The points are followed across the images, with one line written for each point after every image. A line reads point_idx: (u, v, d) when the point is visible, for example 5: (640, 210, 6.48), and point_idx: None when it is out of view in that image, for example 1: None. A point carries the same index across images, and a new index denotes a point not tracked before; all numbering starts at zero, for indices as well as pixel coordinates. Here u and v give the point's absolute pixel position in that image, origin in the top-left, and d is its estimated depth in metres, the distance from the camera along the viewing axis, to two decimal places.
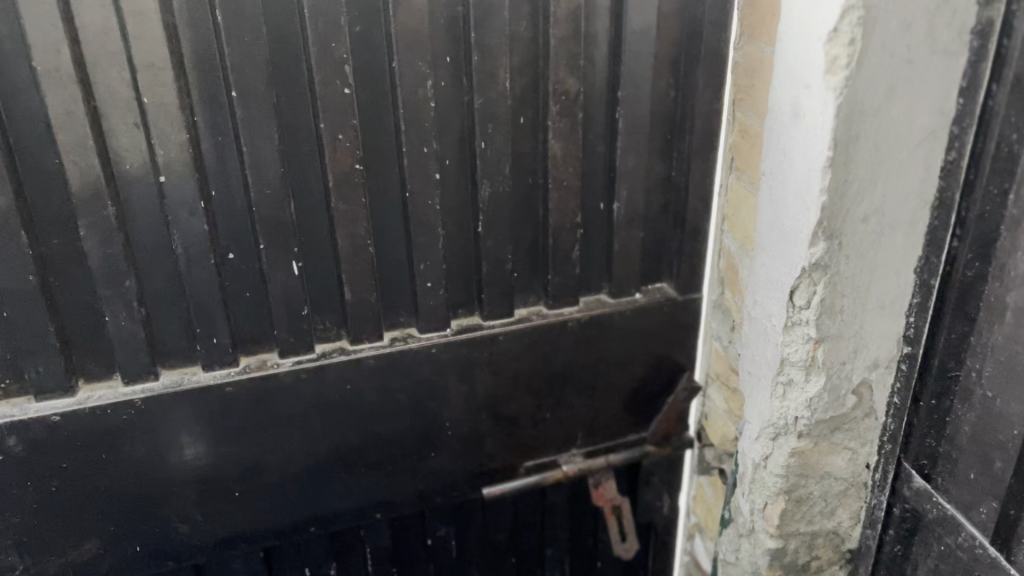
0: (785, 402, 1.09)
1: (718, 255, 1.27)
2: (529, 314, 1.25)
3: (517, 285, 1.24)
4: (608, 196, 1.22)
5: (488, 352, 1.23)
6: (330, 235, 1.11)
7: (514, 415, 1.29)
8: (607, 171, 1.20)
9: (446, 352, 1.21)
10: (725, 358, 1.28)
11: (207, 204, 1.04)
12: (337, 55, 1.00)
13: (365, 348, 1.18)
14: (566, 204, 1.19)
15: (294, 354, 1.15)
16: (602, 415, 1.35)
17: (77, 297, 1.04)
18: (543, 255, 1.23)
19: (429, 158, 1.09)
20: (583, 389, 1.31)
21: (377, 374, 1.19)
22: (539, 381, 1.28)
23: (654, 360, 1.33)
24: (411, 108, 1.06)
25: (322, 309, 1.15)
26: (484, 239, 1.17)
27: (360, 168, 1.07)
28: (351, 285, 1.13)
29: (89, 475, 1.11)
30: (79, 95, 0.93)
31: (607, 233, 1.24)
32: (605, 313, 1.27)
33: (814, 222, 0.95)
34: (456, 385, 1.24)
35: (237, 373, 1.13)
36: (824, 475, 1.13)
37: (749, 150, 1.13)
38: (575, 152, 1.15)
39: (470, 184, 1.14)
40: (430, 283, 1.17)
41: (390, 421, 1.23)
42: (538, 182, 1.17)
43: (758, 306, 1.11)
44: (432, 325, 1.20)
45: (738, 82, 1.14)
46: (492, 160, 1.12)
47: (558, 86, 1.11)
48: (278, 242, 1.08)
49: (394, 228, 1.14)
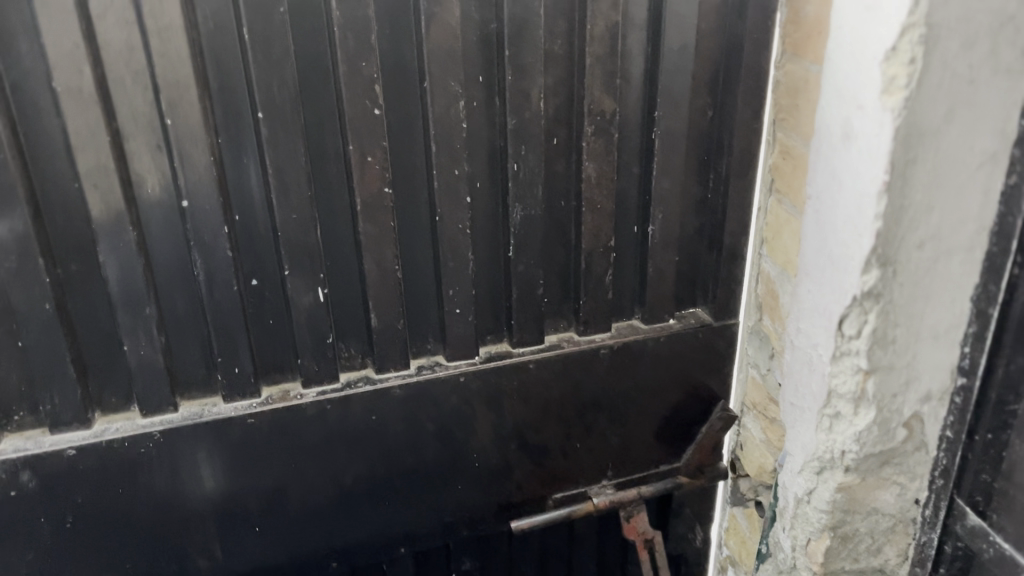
0: (833, 435, 1.05)
1: (756, 279, 1.23)
2: (560, 341, 1.21)
3: (547, 310, 1.20)
4: (643, 218, 1.17)
5: (518, 380, 1.19)
6: (358, 259, 1.07)
7: (544, 445, 1.25)
8: (641, 193, 1.16)
9: (474, 381, 1.16)
10: (763, 387, 1.23)
11: (230, 228, 1.00)
12: (367, 74, 0.96)
13: (391, 377, 1.13)
14: (600, 227, 1.14)
15: (317, 384, 1.11)
16: (634, 445, 1.30)
17: (96, 325, 1.00)
18: (575, 280, 1.18)
19: (460, 180, 1.05)
20: (615, 419, 1.27)
21: (404, 404, 1.14)
22: (570, 411, 1.24)
23: (688, 388, 1.29)
24: (442, 128, 1.02)
25: (347, 336, 1.11)
26: (515, 263, 1.13)
27: (388, 190, 1.03)
28: (378, 311, 1.09)
29: (106, 510, 1.06)
30: (100, 116, 0.90)
31: (641, 257, 1.20)
32: (638, 340, 1.22)
33: (867, 249, 0.91)
34: (485, 415, 1.19)
35: (258, 404, 1.09)
36: (871, 511, 1.08)
37: (791, 172, 1.09)
38: (610, 174, 1.11)
39: (501, 207, 1.10)
40: (459, 309, 1.13)
41: (416, 451, 1.18)
42: (571, 205, 1.13)
43: (803, 334, 1.07)
44: (460, 353, 1.16)
45: (780, 102, 1.10)
46: (525, 181, 1.08)
47: (593, 105, 1.07)
48: (303, 268, 1.04)
49: (423, 251, 1.10)
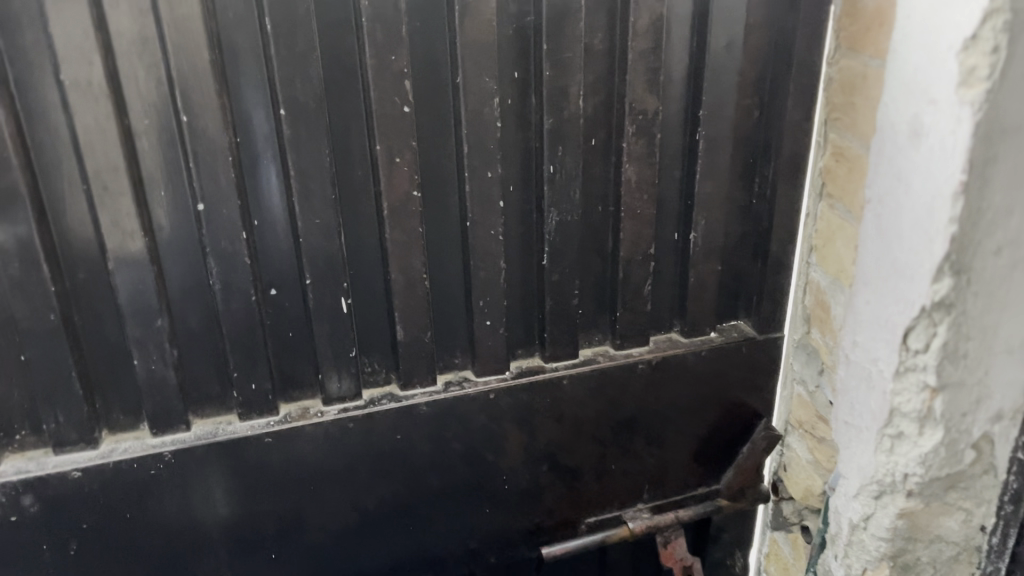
0: (894, 456, 0.97)
1: (802, 290, 1.16)
2: (594, 355, 1.14)
3: (582, 323, 1.13)
4: (684, 225, 1.11)
5: (552, 397, 1.11)
6: (383, 268, 1.00)
7: (577, 466, 1.17)
8: (683, 198, 1.09)
9: (505, 398, 1.09)
10: (812, 405, 1.16)
11: (249, 234, 0.93)
12: (396, 69, 0.89)
13: (417, 394, 1.06)
14: (640, 234, 1.07)
15: (338, 401, 1.04)
16: (671, 466, 1.23)
17: (105, 338, 0.93)
18: (612, 291, 1.11)
19: (493, 184, 0.98)
20: (652, 438, 1.20)
21: (431, 422, 1.07)
22: (605, 430, 1.16)
23: (729, 405, 1.22)
24: (475, 129, 0.95)
25: (370, 350, 1.04)
26: (549, 272, 1.06)
27: (417, 194, 0.96)
28: (403, 324, 1.02)
29: (112, 537, 0.99)
30: (111, 112, 0.83)
31: (681, 266, 1.13)
32: (679, 354, 1.15)
33: (940, 255, 0.84)
34: (516, 434, 1.12)
35: (276, 422, 1.01)
36: (934, 540, 1.01)
37: (846, 175, 1.02)
38: (651, 177, 1.05)
39: (535, 213, 1.03)
40: (489, 321, 1.06)
41: (443, 473, 1.11)
42: (608, 211, 1.07)
43: (861, 348, 1.00)
44: (491, 368, 1.09)
45: (833, 100, 1.03)
46: (562, 185, 1.01)
47: (635, 104, 1.00)
48: (325, 277, 0.97)
49: (453, 259, 1.03)
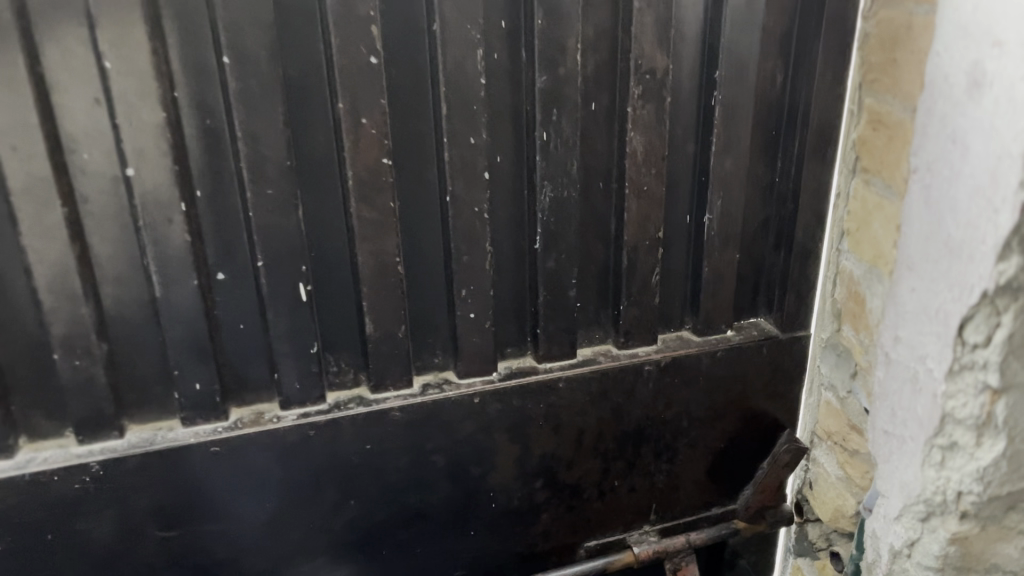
0: (945, 472, 0.82)
1: (832, 282, 1.02)
2: (595, 355, 1.00)
3: (580, 319, 0.99)
4: (697, 207, 0.97)
5: (546, 403, 0.97)
6: (350, 251, 0.86)
7: (576, 481, 1.03)
8: (696, 174, 0.96)
9: (491, 404, 0.95)
10: (843, 413, 1.02)
11: (190, 207, 0.79)
12: (362, 12, 0.76)
13: (389, 398, 0.92)
14: (647, 215, 0.94)
15: (297, 406, 0.90)
16: (681, 482, 1.09)
17: (19, 330, 0.79)
18: (615, 281, 0.97)
19: (478, 152, 0.85)
20: (660, 450, 1.05)
21: (408, 431, 0.93)
22: (608, 441, 1.02)
23: (747, 413, 1.07)
24: (456, 86, 0.81)
25: (336, 347, 0.90)
26: (543, 258, 0.92)
27: (389, 162, 0.82)
28: (374, 316, 0.88)
29: (34, 562, 0.85)
30: (18, 57, 0.70)
31: (694, 253, 0.99)
32: (691, 354, 1.01)
33: (1007, 228, 0.70)
34: (506, 446, 0.98)
35: (225, 429, 0.87)
36: (990, 569, 0.86)
37: (886, 145, 0.88)
38: (660, 149, 0.91)
39: (527, 188, 0.90)
40: (474, 314, 0.92)
41: (423, 492, 0.97)
42: (611, 188, 0.93)
43: (904, 344, 0.85)
44: (476, 369, 0.95)
45: (870, 60, 0.90)
46: (558, 156, 0.88)
47: (642, 62, 0.86)
48: (281, 260, 0.83)
49: (434, 243, 0.89)
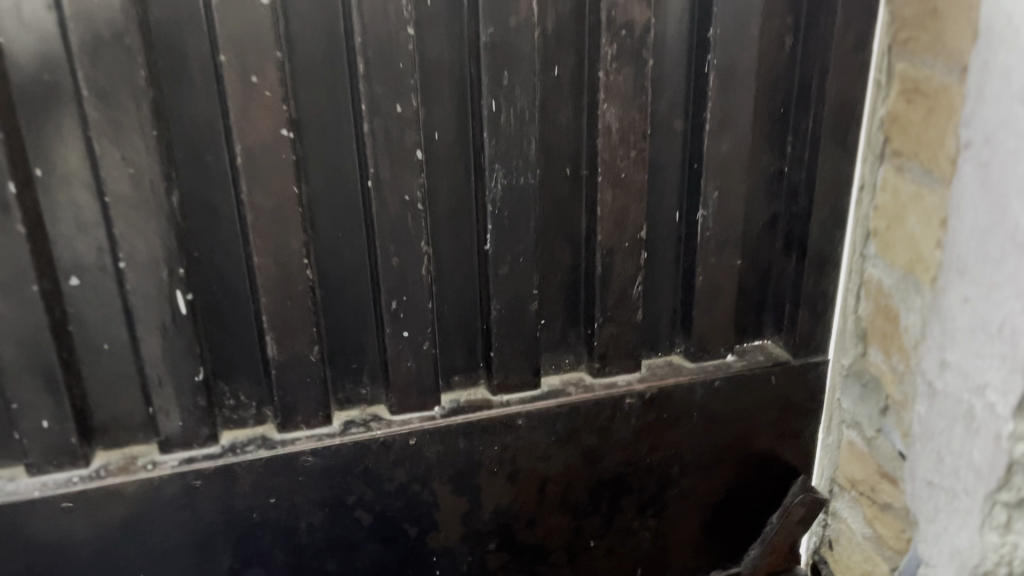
0: (1012, 537, 0.64)
1: (855, 296, 0.82)
2: (564, 385, 0.81)
3: (544, 340, 0.80)
4: (689, 201, 0.78)
5: (501, 445, 0.78)
6: (244, 250, 0.68)
7: (540, 543, 0.84)
8: (686, 160, 0.77)
9: (431, 446, 0.76)
10: (870, 457, 0.82)
11: (25, 191, 0.61)
12: None
13: (300, 439, 0.73)
14: (625, 210, 0.75)
15: (181, 449, 0.71)
16: (671, 542, 0.89)
17: None
18: (587, 293, 0.78)
19: (406, 123, 0.66)
20: (645, 504, 0.86)
21: (324, 480, 0.74)
22: (579, 493, 0.82)
23: (753, 458, 0.88)
24: (374, 37, 0.63)
25: (232, 373, 0.72)
26: (495, 263, 0.73)
27: (289, 135, 0.64)
28: (275, 334, 0.69)
29: None
30: None
31: (684, 258, 0.81)
32: (682, 385, 0.82)
33: None
34: (451, 499, 0.78)
35: (82, 479, 0.68)
36: None
37: (924, 118, 0.70)
38: (640, 125, 0.72)
39: (472, 174, 0.71)
40: (407, 333, 0.73)
41: (346, 558, 0.77)
42: (580, 175, 0.74)
43: (954, 371, 0.66)
44: (412, 403, 0.76)
45: (903, 14, 0.72)
46: (510, 131, 0.69)
47: (617, 12, 0.68)
48: (151, 261, 0.64)
49: (354, 242, 0.71)
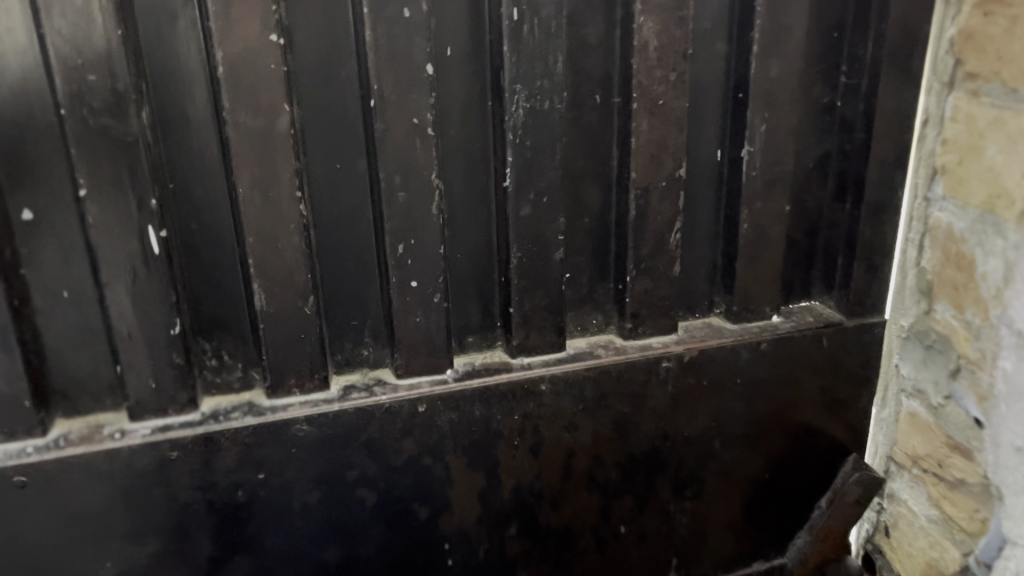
0: None
1: (917, 246, 0.73)
2: (592, 348, 0.71)
3: (569, 296, 0.71)
4: (732, 137, 0.69)
5: (522, 414, 0.68)
6: (228, 182, 0.58)
7: (565, 527, 0.74)
8: (730, 90, 0.68)
9: (443, 414, 0.66)
10: (938, 427, 0.73)
11: None
12: None
13: (292, 405, 0.63)
14: (663, 142, 0.66)
15: (154, 417, 0.61)
16: (709, 528, 0.80)
17: None
18: (617, 241, 0.69)
19: (414, 31, 0.57)
20: (682, 483, 0.76)
21: (320, 452, 0.64)
22: (608, 470, 0.73)
23: (801, 434, 0.78)
24: None
25: (214, 328, 0.62)
26: (516, 202, 0.64)
27: (279, 41, 0.54)
28: (263, 281, 0.60)
29: None
30: None
31: (725, 203, 0.72)
32: (725, 347, 0.72)
33: None
34: (465, 475, 0.69)
35: (38, 450, 0.59)
36: None
37: (1007, 29, 0.61)
38: (681, 44, 0.63)
39: (490, 98, 0.62)
40: (415, 282, 0.63)
41: (346, 544, 0.68)
42: (611, 104, 0.65)
43: None
44: (421, 365, 0.66)
45: None
46: (534, 45, 0.60)
47: None
48: (118, 189, 0.55)
49: (354, 175, 0.61)
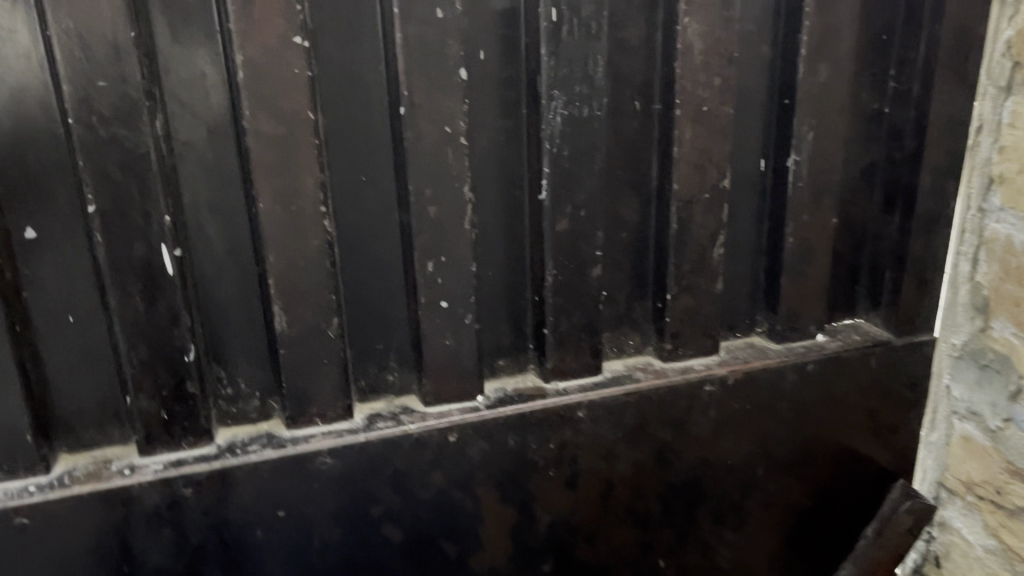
0: None
1: (971, 261, 0.70)
2: (630, 371, 0.67)
3: (605, 316, 0.66)
4: (777, 146, 0.65)
5: (558, 443, 0.64)
6: (247, 197, 0.54)
7: (601, 563, 0.69)
8: (775, 96, 0.64)
9: (475, 444, 0.62)
10: (996, 452, 0.69)
11: None
12: None
13: (314, 437, 0.59)
14: (706, 151, 0.62)
15: (166, 450, 0.57)
16: (751, 561, 0.75)
17: None
18: (657, 257, 0.65)
19: (448, 32, 0.53)
20: (724, 514, 0.72)
21: (344, 487, 0.59)
22: (647, 501, 0.68)
23: (848, 460, 0.74)
24: None
25: (230, 354, 0.58)
26: (553, 215, 0.60)
27: (304, 44, 0.50)
28: (284, 303, 0.55)
29: None
30: None
31: (769, 216, 0.68)
32: (770, 369, 0.68)
33: None
34: (497, 509, 0.64)
35: (40, 488, 0.54)
36: None
37: None
38: (727, 46, 0.59)
39: (525, 105, 0.58)
40: (446, 302, 0.59)
41: None
42: (651, 111, 0.62)
43: None
44: (451, 391, 0.62)
45: None
46: (574, 47, 0.56)
47: None
48: (129, 205, 0.51)
49: (381, 189, 0.57)
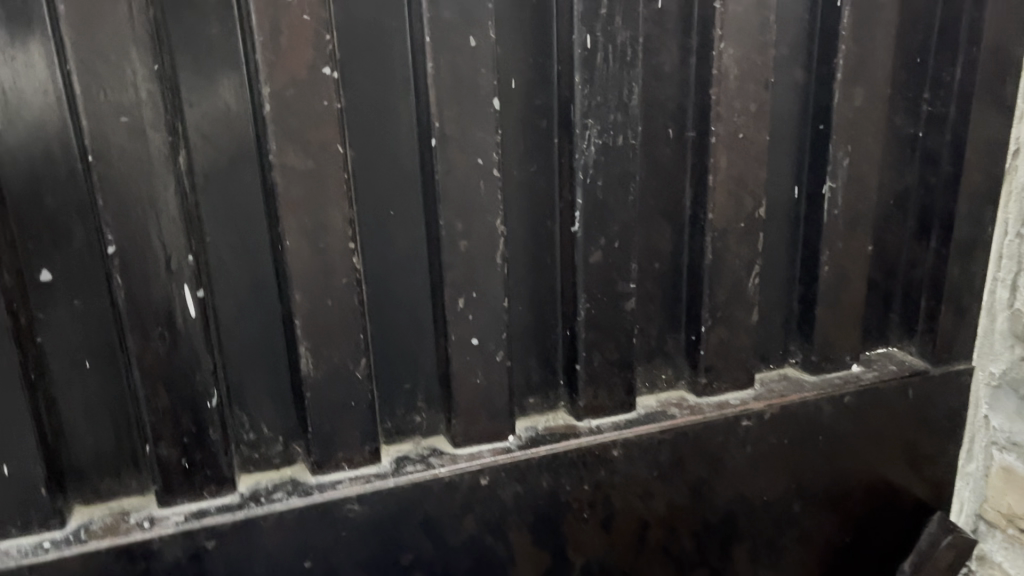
0: None
1: (1010, 289, 0.69)
2: (663, 407, 0.65)
3: (637, 350, 0.64)
4: (812, 173, 0.64)
5: (592, 483, 0.61)
6: (271, 234, 0.52)
7: None
8: (809, 121, 0.63)
9: (507, 487, 0.59)
10: None
11: None
12: None
13: (341, 483, 0.56)
14: (742, 179, 0.60)
15: (187, 500, 0.54)
16: None
17: None
18: (690, 288, 0.63)
19: (481, 60, 0.51)
20: (760, 552, 0.69)
21: (373, 535, 0.57)
22: (683, 541, 0.66)
23: (885, 493, 0.72)
24: None
25: (252, 398, 0.55)
26: (586, 248, 0.57)
27: (333, 74, 0.48)
28: (311, 344, 0.53)
29: None
30: None
31: (803, 245, 0.66)
32: (807, 402, 0.66)
33: None
34: (530, 553, 0.61)
35: (56, 544, 0.51)
36: None
37: None
38: (762, 71, 0.58)
39: (556, 135, 0.56)
40: (477, 339, 0.57)
41: None
42: (684, 138, 0.60)
43: None
44: (481, 431, 0.59)
45: None
46: (608, 75, 0.54)
47: None
48: (150, 245, 0.48)
49: (409, 224, 0.55)
